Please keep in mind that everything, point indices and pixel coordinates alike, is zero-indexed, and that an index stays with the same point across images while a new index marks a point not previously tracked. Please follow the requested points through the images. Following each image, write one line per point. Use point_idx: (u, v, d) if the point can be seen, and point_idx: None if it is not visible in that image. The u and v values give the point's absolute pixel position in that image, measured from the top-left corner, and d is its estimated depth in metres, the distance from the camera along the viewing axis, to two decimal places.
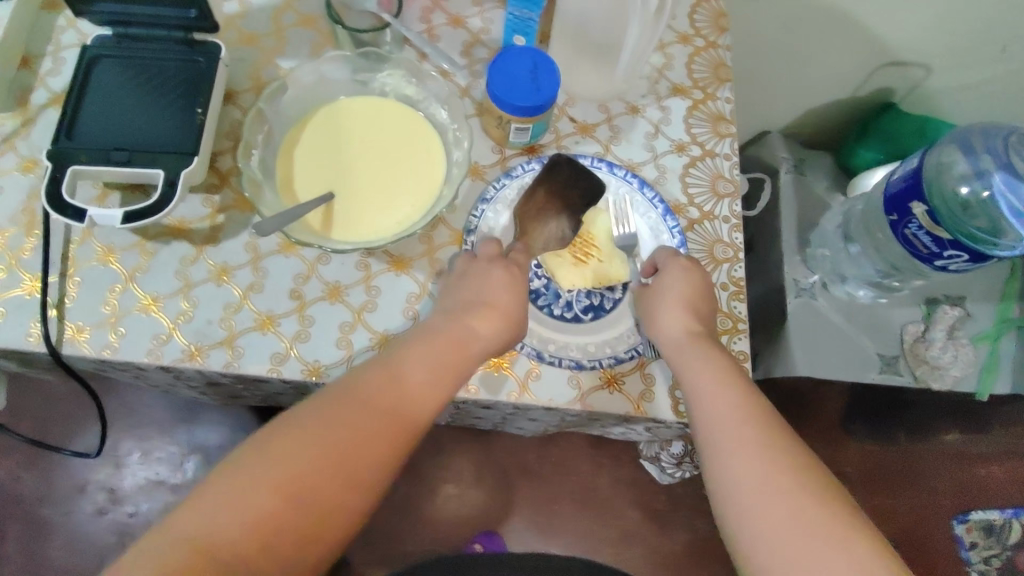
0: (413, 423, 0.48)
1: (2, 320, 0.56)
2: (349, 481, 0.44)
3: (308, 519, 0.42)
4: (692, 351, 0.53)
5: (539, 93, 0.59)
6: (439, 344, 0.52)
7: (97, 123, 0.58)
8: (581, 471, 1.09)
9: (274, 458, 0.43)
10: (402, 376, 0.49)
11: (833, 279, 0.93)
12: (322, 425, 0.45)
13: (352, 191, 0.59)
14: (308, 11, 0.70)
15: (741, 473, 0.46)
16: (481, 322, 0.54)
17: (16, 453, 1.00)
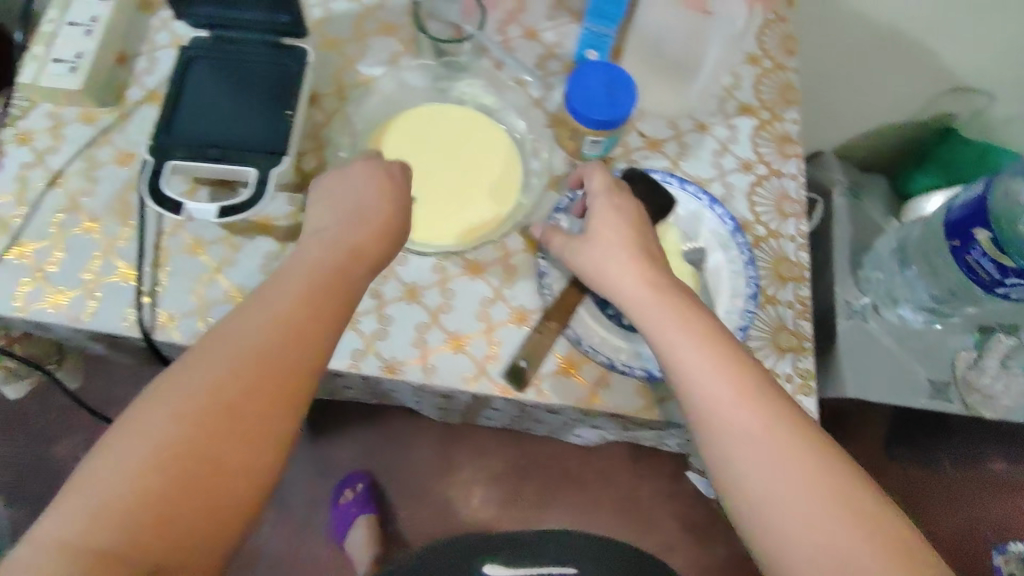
0: (319, 333, 0.47)
1: (100, 306, 0.59)
2: (258, 407, 0.43)
3: (227, 457, 0.42)
4: (659, 311, 0.51)
5: (615, 107, 0.60)
6: (329, 265, 0.50)
7: (193, 122, 0.60)
8: (621, 481, 1.09)
9: (172, 403, 0.42)
10: (292, 297, 0.48)
11: (886, 302, 0.93)
12: (218, 358, 0.44)
13: (432, 195, 0.62)
14: (389, 19, 0.72)
15: (756, 465, 0.45)
16: (367, 240, 0.52)
17: (78, 433, 1.06)
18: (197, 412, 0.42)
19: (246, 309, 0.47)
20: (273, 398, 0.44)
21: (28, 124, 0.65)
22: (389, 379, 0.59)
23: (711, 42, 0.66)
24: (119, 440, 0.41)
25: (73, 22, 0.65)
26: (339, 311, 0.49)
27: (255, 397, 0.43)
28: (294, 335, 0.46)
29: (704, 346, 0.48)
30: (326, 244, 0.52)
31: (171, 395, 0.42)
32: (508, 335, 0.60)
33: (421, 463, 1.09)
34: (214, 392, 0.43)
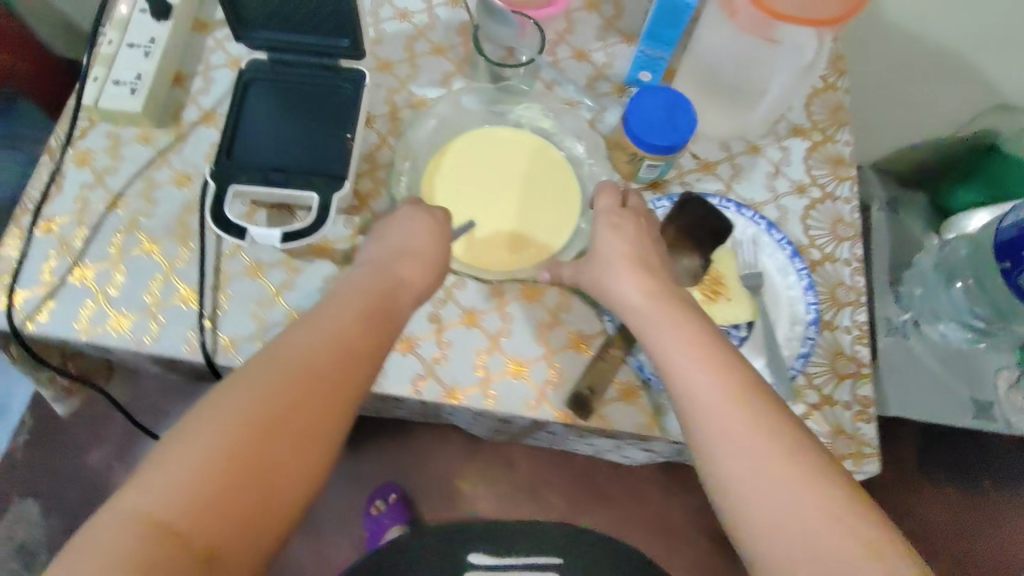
0: (373, 351, 0.48)
1: (162, 329, 0.59)
2: (317, 413, 0.43)
3: (287, 456, 0.41)
4: (666, 320, 0.51)
5: (675, 132, 0.59)
6: (380, 289, 0.52)
7: (254, 147, 0.61)
8: (651, 496, 1.09)
9: (234, 402, 0.41)
10: (348, 313, 0.49)
11: (927, 318, 0.89)
12: (281, 362, 0.44)
13: (491, 220, 0.62)
14: (439, 40, 0.72)
15: (728, 449, 0.44)
16: (414, 270, 0.55)
17: (111, 442, 1.07)
18: (260, 410, 0.41)
19: (304, 322, 0.48)
20: (331, 405, 0.44)
21: (87, 144, 0.66)
22: (450, 405, 0.59)
23: (775, 72, 0.63)
24: (181, 433, 0.39)
25: (131, 44, 0.65)
26: (388, 333, 0.50)
27: (316, 402, 0.43)
28: (353, 349, 0.47)
29: (691, 341, 0.49)
30: (375, 271, 0.54)
31: (234, 394, 0.42)
32: (569, 361, 0.60)
33: (454, 476, 1.09)
34: (277, 394, 0.42)
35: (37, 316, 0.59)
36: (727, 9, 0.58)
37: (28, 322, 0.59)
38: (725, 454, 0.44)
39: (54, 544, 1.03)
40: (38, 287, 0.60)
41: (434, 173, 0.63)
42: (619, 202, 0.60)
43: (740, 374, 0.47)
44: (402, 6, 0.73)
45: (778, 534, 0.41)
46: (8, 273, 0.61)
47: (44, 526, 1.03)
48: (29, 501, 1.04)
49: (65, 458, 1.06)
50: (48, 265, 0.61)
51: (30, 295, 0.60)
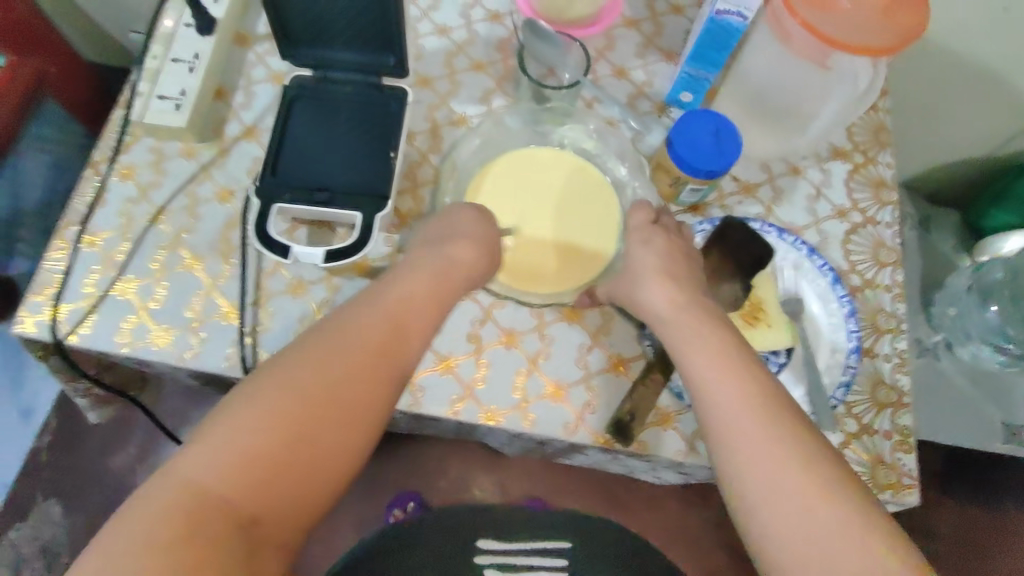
0: (405, 352, 0.50)
1: (204, 345, 0.60)
2: (347, 412, 0.46)
3: (315, 449, 0.44)
4: (697, 330, 0.51)
5: (722, 156, 0.58)
6: (422, 287, 0.53)
7: (299, 165, 0.61)
8: (671, 507, 1.09)
9: (271, 395, 0.44)
10: (386, 313, 0.51)
11: (959, 338, 0.84)
12: (316, 360, 0.47)
13: (532, 242, 0.62)
14: (479, 56, 0.72)
15: (751, 468, 0.45)
16: (456, 263, 0.55)
17: (134, 444, 1.08)
18: (294, 406, 0.44)
19: (341, 318, 0.50)
20: (360, 405, 0.47)
21: (130, 158, 0.66)
22: (488, 427, 0.59)
23: (828, 99, 0.63)
24: (221, 419, 0.43)
25: (176, 59, 0.66)
26: (423, 332, 0.52)
27: (344, 403, 0.46)
28: (385, 350, 0.49)
29: (721, 356, 0.49)
30: (417, 267, 0.55)
31: (271, 387, 0.45)
32: (607, 385, 0.60)
33: (475, 482, 1.06)
34: (308, 391, 0.45)
35: (79, 330, 0.60)
36: (781, 33, 0.59)
37: (72, 336, 0.60)
38: (738, 462, 0.45)
39: (76, 545, 1.03)
40: (81, 300, 0.61)
41: (478, 192, 0.63)
42: (653, 218, 0.60)
43: (767, 393, 0.47)
44: (441, 22, 0.73)
45: (790, 553, 0.42)
46: (52, 286, 0.61)
47: (66, 526, 1.04)
48: (52, 501, 1.05)
49: (89, 460, 1.07)
50: (91, 279, 0.62)
51: (74, 308, 0.61)
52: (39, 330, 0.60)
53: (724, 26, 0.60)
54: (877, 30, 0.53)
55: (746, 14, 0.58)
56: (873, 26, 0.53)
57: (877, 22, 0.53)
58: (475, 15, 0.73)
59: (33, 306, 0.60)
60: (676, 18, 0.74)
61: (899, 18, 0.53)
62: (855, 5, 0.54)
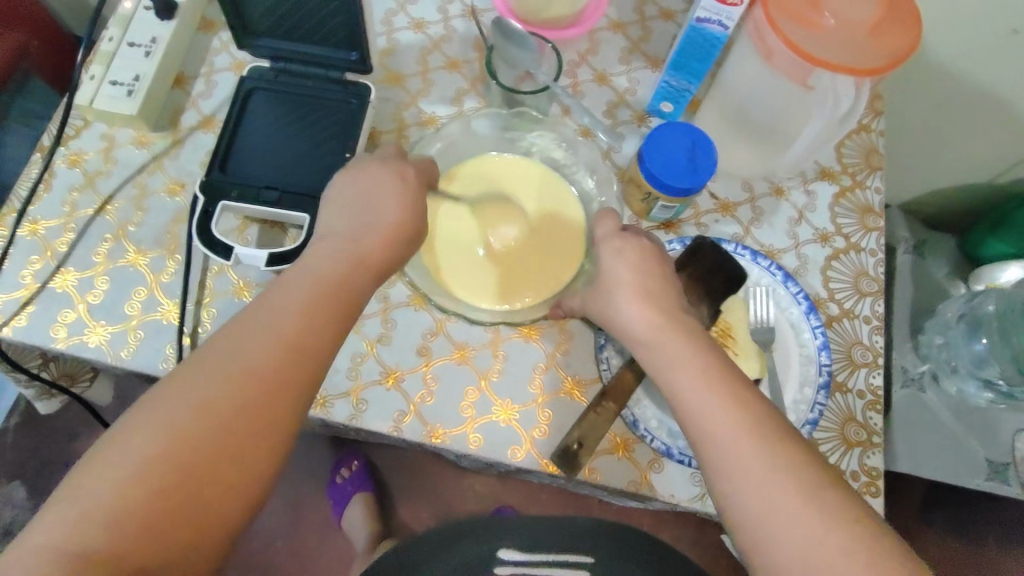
0: (324, 338, 0.44)
1: (139, 345, 0.57)
2: (267, 413, 0.40)
3: (235, 459, 0.39)
4: (667, 348, 0.48)
5: (695, 173, 0.55)
6: (338, 271, 0.46)
7: (249, 160, 0.58)
8: (642, 518, 1.02)
9: (150, 436, 0.38)
10: (299, 299, 0.44)
11: (945, 372, 0.78)
12: (222, 361, 0.41)
13: (491, 256, 0.59)
14: (454, 54, 0.69)
15: (744, 485, 0.41)
16: (374, 245, 0.49)
17: (98, 431, 1.05)
18: (203, 416, 0.39)
19: (250, 311, 0.43)
20: (281, 401, 0.41)
21: (80, 144, 0.63)
22: (433, 446, 0.56)
23: (810, 119, 0.58)
24: (119, 440, 0.37)
25: (132, 42, 0.63)
26: (343, 318, 0.45)
27: (238, 431, 0.39)
28: (285, 358, 0.42)
29: (701, 375, 0.45)
30: (332, 251, 0.48)
31: (174, 396, 0.39)
32: (561, 409, 0.57)
33: (440, 480, 1.03)
34: (216, 397, 0.39)
35: (13, 321, 0.57)
36: (762, 50, 0.55)
37: (4, 328, 0.57)
38: (736, 489, 0.41)
39: None
40: (17, 291, 0.58)
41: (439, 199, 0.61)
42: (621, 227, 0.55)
43: (753, 413, 0.43)
44: (417, 16, 0.70)
45: None
46: None
47: (30, 509, 1.02)
48: (16, 483, 1.02)
49: (53, 443, 1.04)
50: (29, 269, 0.59)
51: (9, 299, 0.58)
52: None
53: (704, 34, 0.57)
54: (866, 50, 0.49)
55: (727, 24, 0.55)
56: (860, 46, 0.49)
57: (864, 42, 0.49)
58: (453, 11, 0.70)
59: None
60: (664, 23, 0.70)
61: (885, 39, 0.50)
62: (841, 22, 0.50)
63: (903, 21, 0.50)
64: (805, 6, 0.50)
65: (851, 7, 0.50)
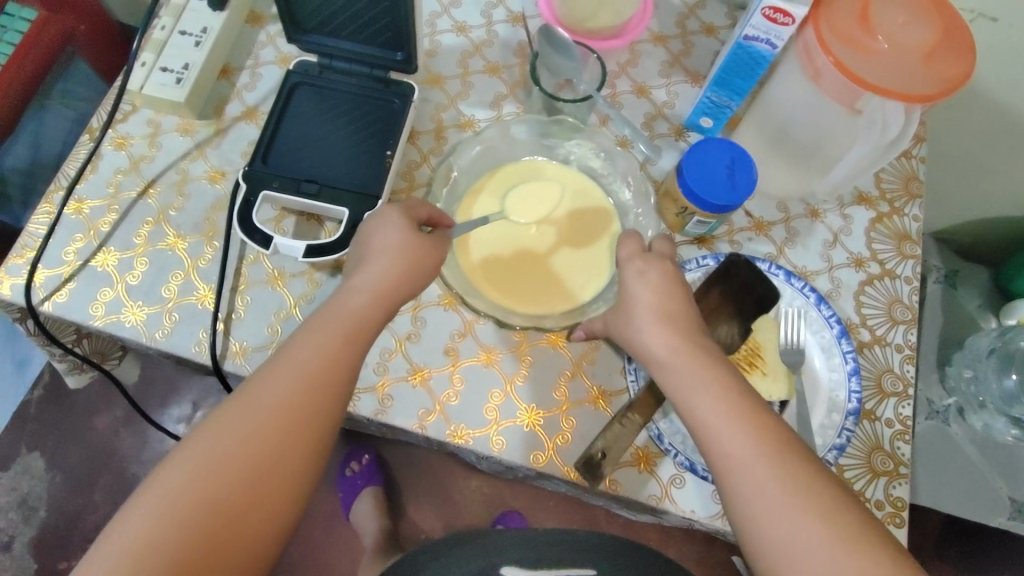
0: (315, 421, 0.44)
1: (174, 328, 0.58)
2: (260, 503, 0.42)
3: (231, 553, 0.40)
4: (695, 365, 0.47)
5: (733, 191, 0.54)
6: (338, 338, 0.47)
7: (290, 153, 0.59)
8: (651, 534, 1.02)
9: (209, 448, 0.42)
10: (289, 384, 0.44)
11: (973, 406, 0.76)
12: (219, 447, 0.42)
13: (524, 260, 0.59)
14: (495, 58, 0.69)
15: (761, 510, 0.41)
16: (370, 307, 0.49)
17: (119, 410, 1.06)
18: (197, 516, 0.40)
19: (249, 387, 0.45)
20: (273, 491, 0.42)
21: (127, 128, 0.65)
22: (455, 446, 0.56)
23: (855, 143, 0.58)
24: (157, 488, 0.40)
25: (184, 31, 0.65)
26: (349, 378, 0.47)
27: (285, 442, 0.43)
28: (324, 376, 0.45)
29: (726, 398, 0.45)
30: (345, 303, 0.49)
31: (233, 411, 0.43)
32: (585, 418, 0.57)
33: (450, 481, 1.03)
34: (208, 496, 0.40)
35: (55, 297, 0.58)
36: (811, 72, 0.55)
37: (45, 302, 0.58)
38: (756, 507, 0.41)
39: (54, 501, 1.02)
40: (59, 267, 0.59)
41: (472, 207, 0.62)
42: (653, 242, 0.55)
43: (778, 439, 0.43)
44: (460, 19, 0.70)
45: None
46: (31, 250, 0.60)
47: (48, 482, 1.03)
48: (36, 455, 1.04)
49: (75, 418, 1.06)
50: (72, 247, 0.60)
51: (51, 274, 0.59)
52: (14, 291, 0.58)
53: (751, 53, 0.57)
54: (915, 74, 0.49)
55: (775, 43, 0.55)
56: (913, 72, 0.49)
57: (917, 67, 0.49)
58: (496, 15, 0.70)
59: (12, 268, 0.59)
60: (706, 39, 0.70)
61: (938, 66, 0.49)
62: (894, 46, 0.50)
63: (957, 49, 0.50)
64: (855, 25, 0.50)
65: (905, 33, 0.50)
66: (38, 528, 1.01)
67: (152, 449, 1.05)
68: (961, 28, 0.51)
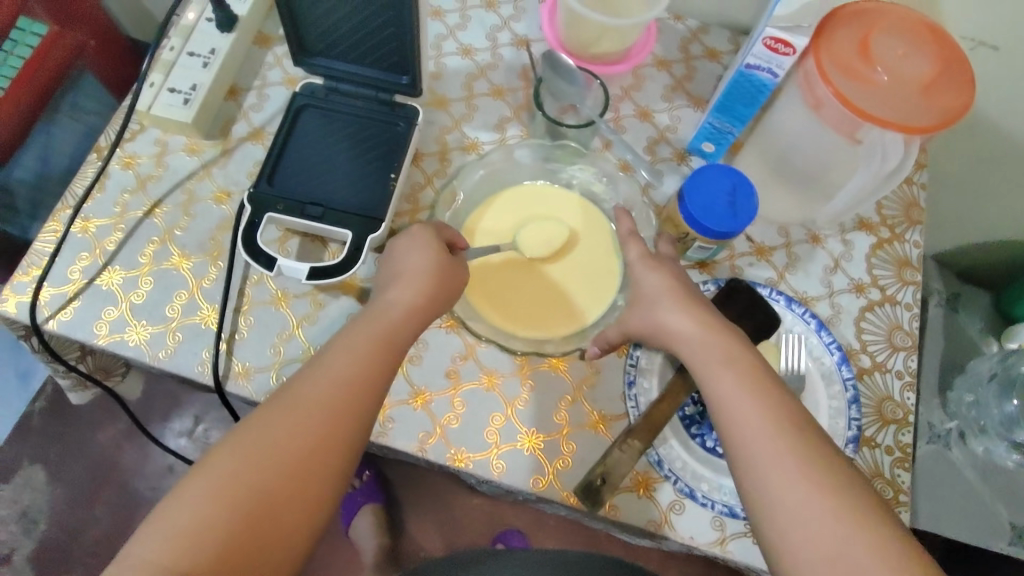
0: (353, 423, 0.45)
1: (176, 348, 0.58)
2: (297, 500, 0.42)
3: (267, 547, 0.40)
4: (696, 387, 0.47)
5: (734, 218, 0.55)
6: (370, 347, 0.48)
7: (296, 176, 0.60)
8: (649, 555, 1.02)
9: (251, 445, 0.42)
10: (324, 387, 0.45)
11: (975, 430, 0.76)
12: (259, 444, 0.42)
13: (524, 285, 0.60)
14: (500, 81, 0.70)
15: (776, 493, 0.42)
16: (398, 319, 0.50)
17: (120, 422, 1.07)
18: (231, 511, 0.40)
19: (286, 392, 0.45)
20: (308, 489, 0.42)
21: (135, 147, 0.66)
22: (455, 470, 0.56)
23: (856, 170, 0.58)
24: (199, 480, 0.40)
25: (192, 53, 0.65)
26: (379, 386, 0.47)
27: (323, 443, 0.44)
28: (360, 382, 0.46)
29: (735, 422, 0.45)
30: (369, 318, 0.50)
31: (274, 412, 0.44)
32: (586, 442, 0.57)
33: (452, 500, 1.03)
34: (248, 490, 0.40)
35: (60, 315, 0.59)
36: (811, 100, 0.55)
37: (50, 321, 0.58)
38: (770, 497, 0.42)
39: (53, 513, 1.02)
40: (65, 286, 0.59)
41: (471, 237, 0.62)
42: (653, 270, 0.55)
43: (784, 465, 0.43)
44: (466, 42, 0.71)
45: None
46: (38, 268, 0.60)
47: (47, 494, 1.03)
48: (36, 467, 1.04)
49: (75, 430, 1.06)
50: (78, 266, 0.60)
51: (57, 293, 0.59)
52: (20, 310, 0.59)
53: (753, 81, 0.58)
54: (915, 107, 0.50)
55: (777, 71, 0.55)
56: (912, 103, 0.50)
57: (917, 98, 0.50)
58: (502, 39, 0.71)
59: (18, 286, 0.59)
60: (708, 63, 0.71)
61: (938, 98, 0.50)
62: (894, 78, 0.50)
63: (957, 80, 0.50)
64: (856, 58, 0.51)
65: (905, 65, 0.50)
66: (36, 540, 1.01)
67: (152, 462, 1.05)
68: (961, 58, 0.51)
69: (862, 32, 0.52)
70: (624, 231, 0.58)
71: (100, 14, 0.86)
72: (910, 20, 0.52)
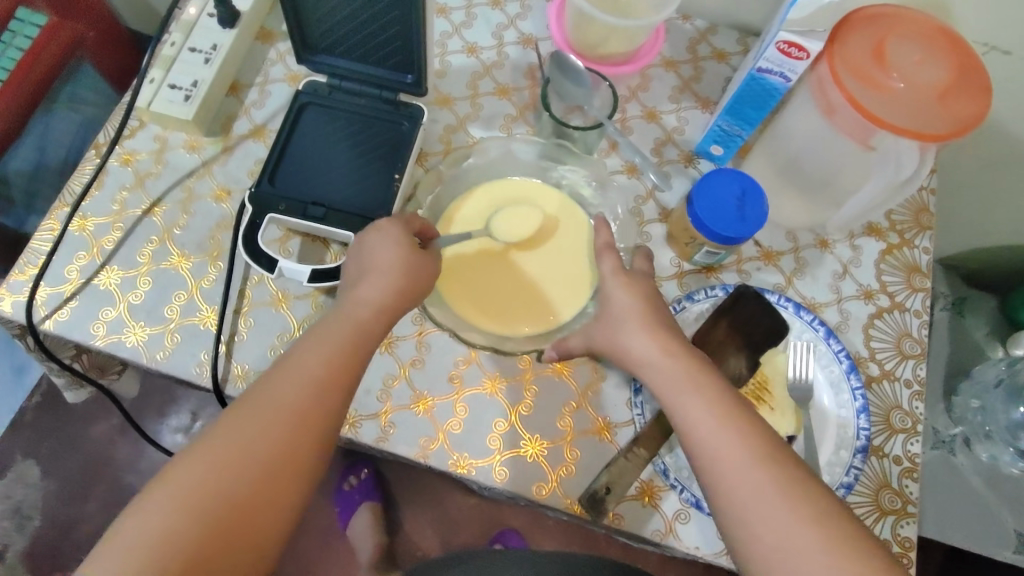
0: (322, 424, 0.44)
1: (174, 349, 0.57)
2: (268, 504, 0.41)
3: (236, 554, 0.39)
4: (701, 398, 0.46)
5: (743, 222, 0.54)
6: (342, 347, 0.47)
7: (299, 175, 0.59)
8: (648, 558, 1.01)
9: (217, 450, 0.41)
10: (292, 388, 0.44)
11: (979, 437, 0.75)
12: (226, 448, 0.41)
13: (494, 279, 0.59)
14: (505, 80, 0.69)
15: (776, 511, 0.40)
16: (369, 318, 0.49)
17: (116, 418, 1.06)
18: (198, 519, 0.38)
19: (253, 393, 0.44)
20: (277, 494, 0.41)
21: (134, 144, 0.64)
22: (458, 476, 0.55)
23: (869, 178, 0.57)
24: (164, 486, 0.39)
25: (193, 48, 0.64)
26: (350, 386, 0.46)
27: (292, 445, 0.42)
28: (329, 382, 0.45)
29: (743, 436, 0.44)
30: (339, 318, 0.49)
31: (242, 416, 0.42)
32: (590, 449, 0.56)
33: (450, 500, 1.02)
34: (216, 495, 0.39)
35: (56, 315, 0.58)
36: (824, 105, 0.54)
37: (47, 320, 0.57)
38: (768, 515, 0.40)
39: (47, 509, 1.01)
40: (61, 285, 0.59)
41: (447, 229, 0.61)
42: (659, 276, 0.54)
43: (793, 481, 0.42)
44: (471, 40, 0.70)
45: None
46: (34, 267, 0.59)
47: (41, 490, 1.02)
48: (31, 463, 1.03)
49: (71, 426, 1.05)
50: (75, 264, 0.59)
51: (53, 292, 0.58)
52: (15, 309, 0.58)
53: (764, 84, 0.57)
54: (931, 116, 0.49)
55: (789, 76, 0.54)
56: (928, 112, 0.49)
57: (932, 107, 0.49)
58: (507, 37, 0.70)
59: (14, 285, 0.59)
60: (717, 64, 0.70)
61: (952, 106, 0.49)
62: (909, 86, 0.49)
63: (972, 88, 0.49)
64: (870, 65, 0.50)
65: (920, 72, 0.49)
66: (30, 537, 1.00)
67: (147, 458, 1.05)
68: (977, 66, 0.50)
69: (876, 38, 0.50)
70: (599, 243, 0.57)
71: (103, 6, 0.82)
72: (924, 26, 0.51)
